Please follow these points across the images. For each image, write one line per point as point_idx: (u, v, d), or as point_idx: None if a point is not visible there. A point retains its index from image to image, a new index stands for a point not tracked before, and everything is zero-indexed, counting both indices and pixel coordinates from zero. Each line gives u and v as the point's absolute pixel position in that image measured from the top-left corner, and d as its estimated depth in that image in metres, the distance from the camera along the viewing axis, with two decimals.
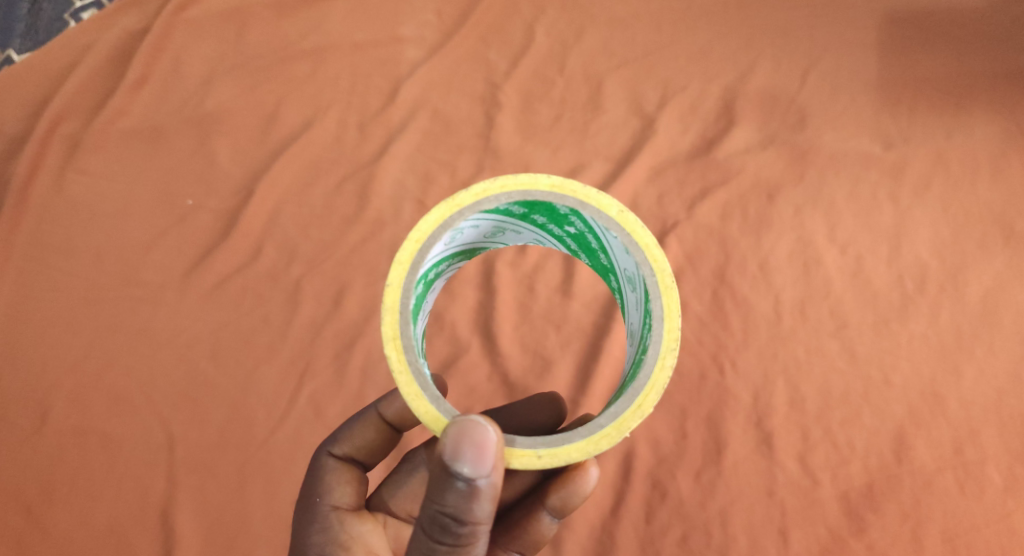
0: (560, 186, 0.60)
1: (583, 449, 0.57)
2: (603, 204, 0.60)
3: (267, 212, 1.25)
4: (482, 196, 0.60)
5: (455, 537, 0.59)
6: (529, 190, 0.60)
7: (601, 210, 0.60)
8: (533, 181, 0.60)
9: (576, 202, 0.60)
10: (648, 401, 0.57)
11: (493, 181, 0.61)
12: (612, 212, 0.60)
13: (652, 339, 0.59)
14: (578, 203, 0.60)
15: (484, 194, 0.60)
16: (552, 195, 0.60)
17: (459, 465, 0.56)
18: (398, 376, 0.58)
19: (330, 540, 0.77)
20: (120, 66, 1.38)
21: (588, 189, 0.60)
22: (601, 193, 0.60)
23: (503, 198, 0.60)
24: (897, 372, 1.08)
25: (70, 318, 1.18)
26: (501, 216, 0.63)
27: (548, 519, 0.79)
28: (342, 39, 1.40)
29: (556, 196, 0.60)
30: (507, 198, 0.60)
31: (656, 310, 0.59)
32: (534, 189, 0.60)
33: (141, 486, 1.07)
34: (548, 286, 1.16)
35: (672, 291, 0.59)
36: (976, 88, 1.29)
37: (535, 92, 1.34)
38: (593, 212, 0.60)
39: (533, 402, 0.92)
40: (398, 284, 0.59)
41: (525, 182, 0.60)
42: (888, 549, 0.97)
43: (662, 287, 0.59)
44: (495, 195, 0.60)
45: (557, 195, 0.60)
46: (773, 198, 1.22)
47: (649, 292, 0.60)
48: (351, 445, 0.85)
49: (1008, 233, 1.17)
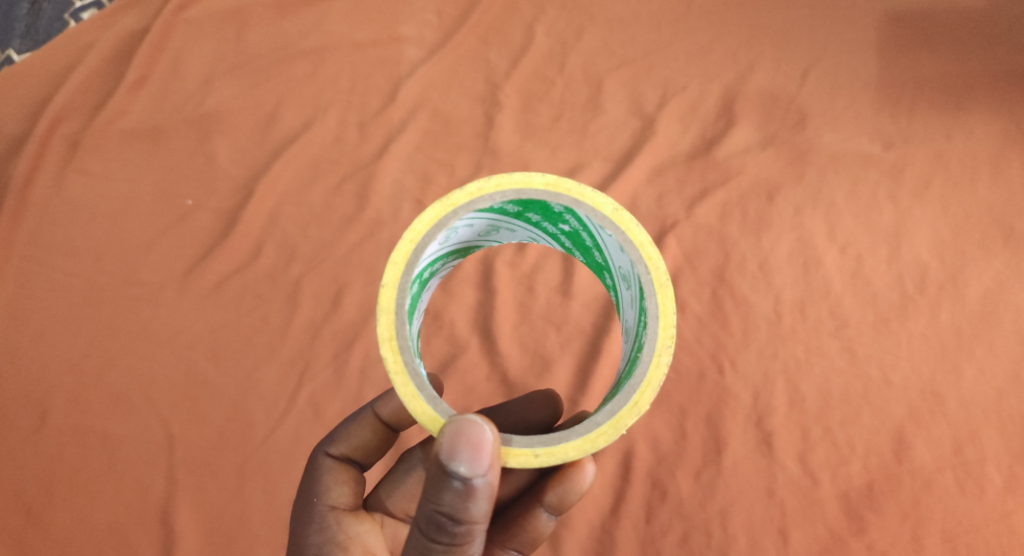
0: (553, 185, 0.60)
1: (580, 447, 0.57)
2: (597, 203, 0.60)
3: (267, 212, 1.25)
4: (476, 195, 0.60)
5: (451, 536, 0.59)
6: (523, 188, 0.60)
7: (596, 208, 0.60)
8: (528, 180, 0.60)
9: (570, 201, 0.60)
10: (644, 399, 0.57)
11: (486, 180, 0.61)
12: (607, 211, 0.60)
13: (647, 336, 0.59)
14: (572, 201, 0.60)
15: (478, 193, 0.60)
16: (546, 193, 0.60)
17: (456, 465, 0.56)
18: (394, 377, 0.58)
19: (328, 540, 0.77)
20: (120, 65, 1.38)
21: (581, 187, 0.60)
22: (595, 191, 0.60)
23: (497, 197, 0.60)
24: (897, 372, 1.08)
25: (70, 318, 1.18)
26: (496, 215, 0.63)
27: (545, 516, 0.79)
28: (342, 38, 1.40)
29: (551, 194, 0.60)
30: (502, 197, 0.60)
31: (650, 307, 0.59)
32: (529, 187, 0.60)
33: (140, 485, 1.07)
34: (548, 286, 1.16)
35: (666, 288, 0.59)
36: (976, 88, 1.29)
37: (535, 92, 1.34)
38: (587, 210, 0.60)
39: (530, 399, 0.92)
40: (393, 284, 0.59)
41: (519, 180, 0.60)
42: (888, 549, 0.97)
43: (657, 284, 0.59)
44: (489, 194, 0.60)
45: (552, 194, 0.60)
46: (773, 198, 1.22)
47: (643, 290, 0.60)
48: (348, 445, 0.86)
49: (1007, 233, 1.17)
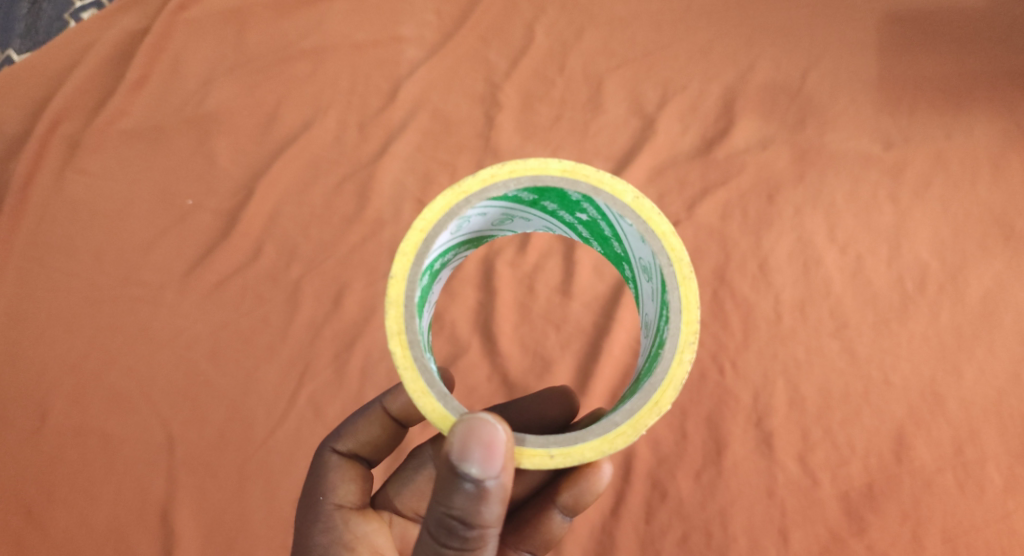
0: (571, 171, 0.60)
1: (598, 448, 0.57)
2: (617, 190, 0.60)
3: (267, 212, 1.25)
4: (489, 182, 0.60)
5: (463, 540, 0.59)
6: (539, 174, 0.60)
7: (616, 196, 0.60)
8: (544, 166, 0.60)
9: (588, 188, 0.60)
10: (665, 398, 0.57)
11: (501, 166, 0.61)
12: (627, 199, 0.60)
13: (670, 332, 0.59)
14: (590, 187, 0.60)
15: (491, 180, 0.60)
16: (563, 180, 0.60)
17: (467, 466, 0.56)
18: (403, 372, 0.58)
19: (335, 540, 0.76)
20: (120, 66, 1.38)
21: (601, 174, 0.60)
22: (615, 178, 0.60)
23: (511, 184, 0.60)
24: (897, 372, 1.08)
25: (70, 318, 1.18)
26: (510, 202, 0.63)
27: (559, 517, 0.80)
28: (342, 39, 1.40)
29: (568, 181, 0.60)
30: (516, 184, 0.60)
31: (673, 301, 0.59)
32: (545, 174, 0.60)
33: (141, 486, 1.07)
34: (548, 286, 1.16)
35: (690, 281, 0.59)
36: (975, 87, 1.29)
37: (535, 92, 1.34)
38: (606, 198, 0.60)
39: (544, 396, 0.92)
40: (403, 275, 0.59)
41: (535, 166, 0.60)
42: (888, 549, 0.97)
43: (679, 277, 0.59)
44: (503, 181, 0.60)
45: (569, 180, 0.60)
46: (773, 198, 1.22)
47: (666, 282, 0.59)
48: (355, 442, 0.86)
49: (1008, 233, 1.17)
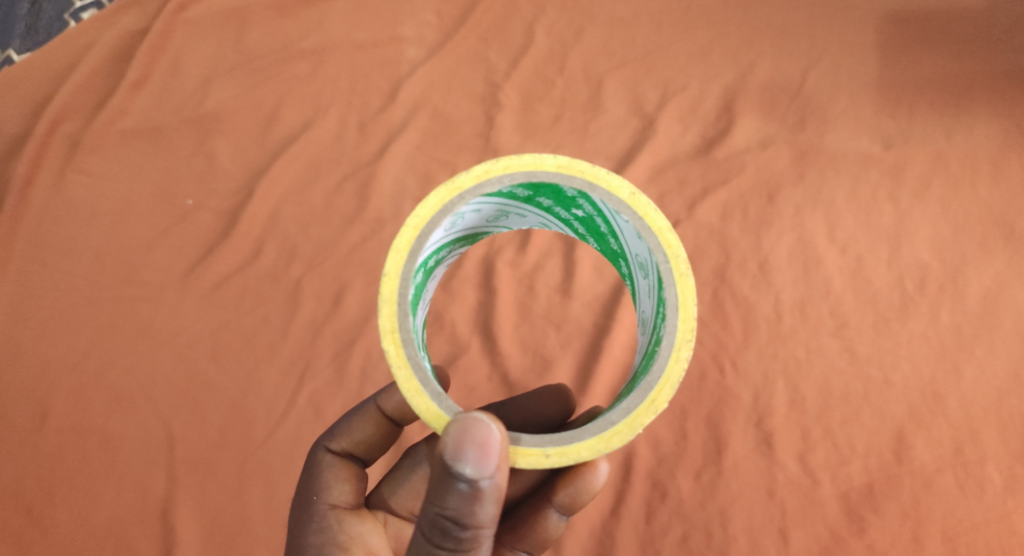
0: (566, 167, 0.60)
1: (594, 447, 0.57)
2: (613, 186, 0.60)
3: (267, 212, 1.25)
4: (483, 178, 0.60)
5: (456, 541, 0.59)
6: (534, 170, 0.60)
7: (612, 191, 0.60)
8: (539, 162, 0.60)
9: (584, 183, 0.60)
10: (661, 397, 0.57)
11: (495, 162, 0.61)
12: (623, 195, 0.60)
13: (666, 330, 0.58)
14: (586, 183, 0.60)
15: (486, 176, 0.60)
16: (558, 176, 0.60)
17: (461, 466, 0.56)
18: (397, 371, 0.58)
19: (329, 540, 0.76)
20: (120, 65, 1.38)
21: (597, 170, 0.60)
22: (612, 174, 0.60)
23: (506, 179, 0.60)
24: (897, 372, 1.08)
25: (71, 318, 1.18)
26: (504, 199, 0.63)
27: (555, 516, 0.80)
28: (342, 39, 1.40)
29: (563, 177, 0.60)
30: (510, 180, 0.60)
31: (671, 298, 0.59)
32: (539, 169, 0.60)
33: (141, 486, 1.07)
34: (548, 286, 1.16)
35: (687, 278, 0.58)
36: (974, 87, 1.29)
37: (535, 92, 1.34)
38: (602, 194, 0.60)
39: (540, 395, 0.92)
40: (396, 273, 0.59)
41: (529, 162, 0.60)
42: (888, 549, 0.97)
43: (676, 274, 0.59)
44: (497, 177, 0.60)
45: (564, 176, 0.60)
46: (773, 198, 1.22)
47: (663, 279, 0.59)
48: (349, 441, 0.86)
49: (1008, 234, 1.17)
